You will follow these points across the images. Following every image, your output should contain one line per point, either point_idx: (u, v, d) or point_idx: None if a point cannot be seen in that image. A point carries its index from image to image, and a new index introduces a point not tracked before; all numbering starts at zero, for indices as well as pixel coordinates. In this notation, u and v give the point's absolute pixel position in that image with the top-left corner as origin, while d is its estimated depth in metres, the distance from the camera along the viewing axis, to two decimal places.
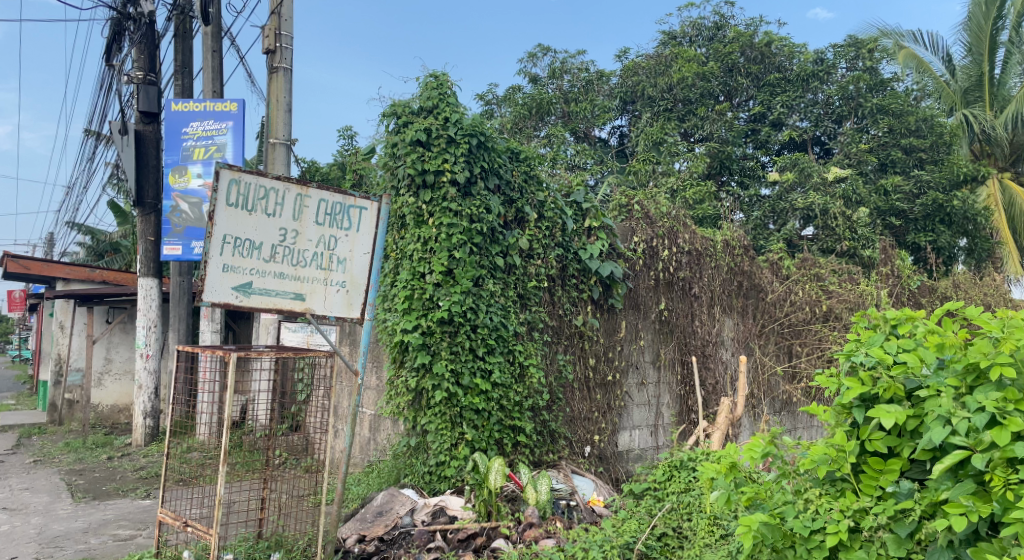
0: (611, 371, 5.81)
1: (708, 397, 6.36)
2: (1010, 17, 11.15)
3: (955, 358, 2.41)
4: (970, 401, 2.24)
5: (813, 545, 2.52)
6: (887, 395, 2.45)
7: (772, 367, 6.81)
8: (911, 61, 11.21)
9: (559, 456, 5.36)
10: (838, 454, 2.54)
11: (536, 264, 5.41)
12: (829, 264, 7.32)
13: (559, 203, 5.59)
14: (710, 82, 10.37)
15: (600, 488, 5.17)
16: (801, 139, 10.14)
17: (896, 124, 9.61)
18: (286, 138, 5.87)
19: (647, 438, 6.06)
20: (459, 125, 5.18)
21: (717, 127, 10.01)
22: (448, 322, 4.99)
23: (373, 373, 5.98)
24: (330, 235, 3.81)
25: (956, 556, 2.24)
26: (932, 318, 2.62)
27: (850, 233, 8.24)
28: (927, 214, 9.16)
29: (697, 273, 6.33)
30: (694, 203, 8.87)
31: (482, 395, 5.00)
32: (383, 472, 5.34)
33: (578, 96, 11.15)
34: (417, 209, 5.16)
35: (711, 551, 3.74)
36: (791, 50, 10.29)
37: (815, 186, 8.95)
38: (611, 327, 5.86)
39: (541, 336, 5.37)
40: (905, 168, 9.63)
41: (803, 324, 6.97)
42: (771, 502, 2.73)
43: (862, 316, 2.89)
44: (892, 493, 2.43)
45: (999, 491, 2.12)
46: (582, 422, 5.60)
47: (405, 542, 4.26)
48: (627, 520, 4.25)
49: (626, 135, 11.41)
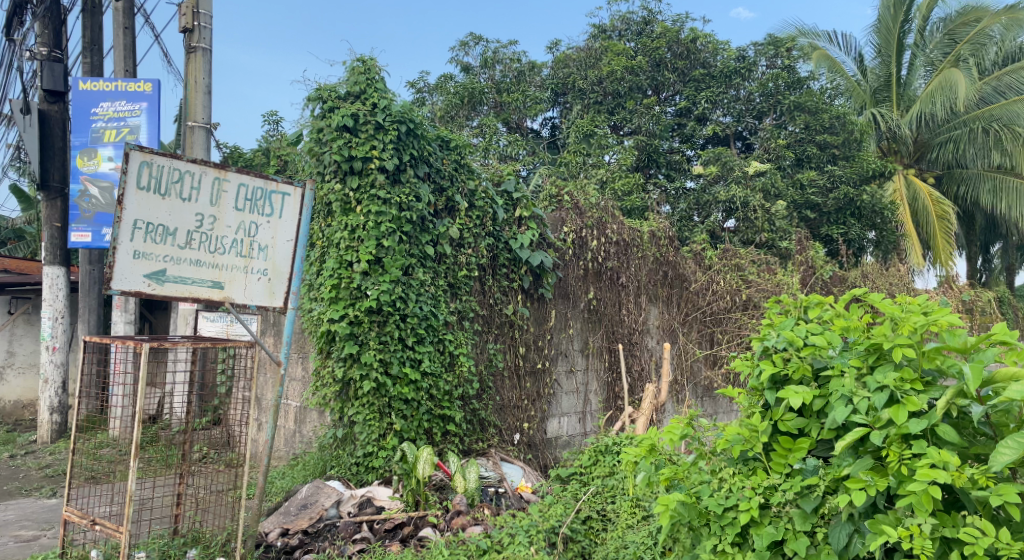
0: (541, 359, 5.87)
1: (634, 384, 6.52)
2: (915, 21, 11.94)
3: (858, 341, 2.55)
4: (871, 381, 2.38)
5: (726, 522, 2.64)
6: (797, 376, 2.58)
7: (695, 353, 7.02)
8: (824, 62, 11.78)
9: (488, 444, 5.40)
10: (751, 434, 2.67)
11: (466, 253, 5.40)
12: (749, 255, 7.63)
13: (489, 192, 5.58)
14: (638, 76, 10.55)
15: (528, 474, 5.24)
16: (724, 134, 10.44)
17: (812, 121, 10.00)
18: (206, 121, 5.65)
19: (575, 425, 6.17)
20: (388, 111, 5.10)
21: (645, 120, 10.22)
22: (377, 311, 4.94)
23: (298, 365, 5.85)
24: (250, 222, 3.70)
25: (856, 528, 2.38)
26: (840, 304, 2.76)
27: (768, 225, 8.76)
28: (838, 208, 9.68)
29: (625, 263, 6.45)
30: (623, 194, 9.05)
31: (411, 385, 4.97)
32: (309, 464, 5.26)
33: (509, 86, 11.17)
34: (344, 197, 5.07)
35: (632, 532, 3.85)
36: (715, 47, 10.60)
37: (736, 180, 9.28)
38: (541, 316, 5.91)
39: (471, 325, 5.38)
40: (820, 163, 10.09)
41: (723, 313, 7.20)
42: (688, 482, 2.87)
43: (775, 302, 3.03)
44: (799, 470, 2.56)
45: (894, 466, 2.26)
46: (512, 410, 5.65)
47: (329, 534, 4.20)
48: (553, 504, 4.31)
49: (558, 127, 11.52)
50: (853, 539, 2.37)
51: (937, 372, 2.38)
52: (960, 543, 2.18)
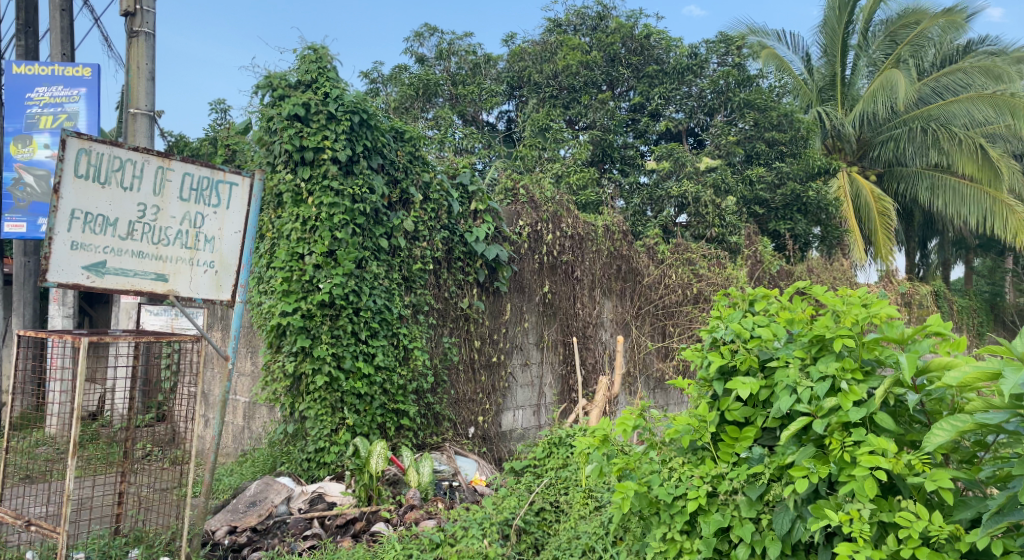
0: (496, 352, 5.87)
1: (588, 376, 6.57)
2: (858, 23, 12.35)
3: (802, 332, 2.62)
4: (814, 371, 2.45)
5: (676, 510, 2.70)
6: (744, 367, 2.65)
7: (647, 346, 7.11)
8: (773, 61, 12.02)
9: (443, 438, 5.38)
10: (700, 424, 2.73)
11: (421, 246, 5.36)
12: (699, 249, 7.78)
13: (445, 184, 5.55)
14: (593, 71, 10.63)
15: (482, 467, 5.25)
16: (676, 130, 10.59)
17: (761, 118, 10.20)
18: (149, 108, 5.49)
19: (530, 418, 6.20)
20: (340, 101, 5.01)
21: (599, 115, 10.32)
22: (329, 305, 4.87)
23: (247, 359, 5.73)
24: (195, 212, 3.59)
25: (799, 514, 2.44)
26: (785, 296, 2.83)
27: (719, 220, 8.93)
28: (786, 204, 9.97)
29: (580, 256, 6.49)
30: (578, 189, 9.10)
31: (364, 379, 4.91)
32: (258, 460, 5.19)
33: (465, 79, 11.12)
34: (295, 187, 4.98)
35: (584, 522, 3.87)
36: (668, 43, 10.71)
37: (688, 175, 9.43)
38: (496, 309, 5.91)
39: (425, 319, 5.33)
40: (769, 160, 10.28)
41: (675, 306, 7.31)
42: (639, 471, 2.91)
43: (724, 294, 3.09)
44: (746, 459, 2.62)
45: (836, 453, 2.34)
46: (466, 403, 5.63)
47: (279, 531, 4.13)
48: (507, 497, 4.33)
49: (513, 120, 11.52)
50: (796, 524, 2.44)
51: (875, 362, 2.48)
52: (896, 526, 2.26)
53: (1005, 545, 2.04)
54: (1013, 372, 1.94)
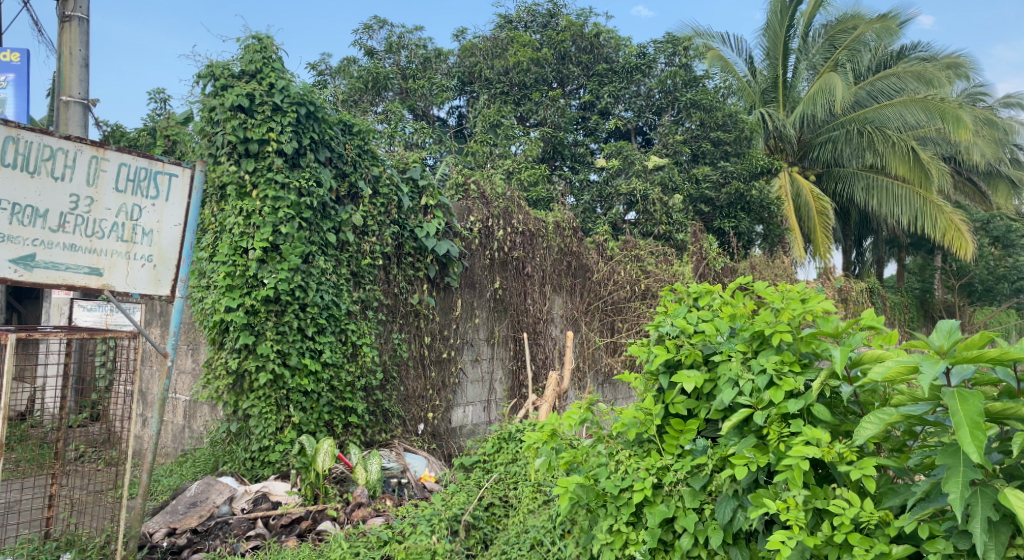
0: (446, 348, 5.84)
1: (538, 371, 6.59)
2: (799, 27, 12.67)
3: (744, 327, 2.70)
4: (755, 364, 2.53)
5: (622, 502, 2.75)
6: (688, 361, 2.73)
7: (596, 342, 7.18)
8: (718, 63, 12.34)
9: (391, 435, 5.33)
10: (645, 417, 2.79)
11: (370, 241, 5.29)
12: (647, 246, 7.88)
13: (395, 179, 5.49)
14: (544, 68, 10.67)
15: (432, 464, 5.21)
16: (625, 129, 10.73)
17: (707, 118, 10.43)
18: (82, 96, 5.26)
19: (479, 413, 6.20)
20: (286, 92, 4.91)
21: (550, 112, 10.38)
22: (274, 300, 4.77)
23: (188, 357, 5.57)
24: (132, 205, 3.46)
25: (740, 503, 2.51)
26: (727, 291, 2.91)
27: (666, 217, 9.15)
28: (730, 202, 10.21)
29: (530, 252, 6.50)
30: (529, 185, 9.13)
31: (311, 376, 4.83)
32: (199, 460, 5.05)
33: (415, 73, 11.01)
34: (239, 180, 4.86)
35: (533, 517, 3.88)
36: (618, 43, 10.83)
37: (637, 173, 9.57)
38: (446, 305, 5.88)
39: (374, 315, 5.27)
40: (713, 159, 10.48)
41: (624, 302, 7.39)
42: (586, 465, 2.95)
43: (670, 290, 3.16)
44: (690, 450, 2.69)
45: (774, 443, 2.42)
46: (416, 400, 5.59)
47: (221, 531, 4.03)
48: (456, 493, 4.32)
49: (464, 116, 11.48)
50: (737, 513, 2.50)
51: (812, 355, 2.56)
52: (830, 513, 2.34)
53: (931, 529, 2.14)
54: (930, 365, 2.05)
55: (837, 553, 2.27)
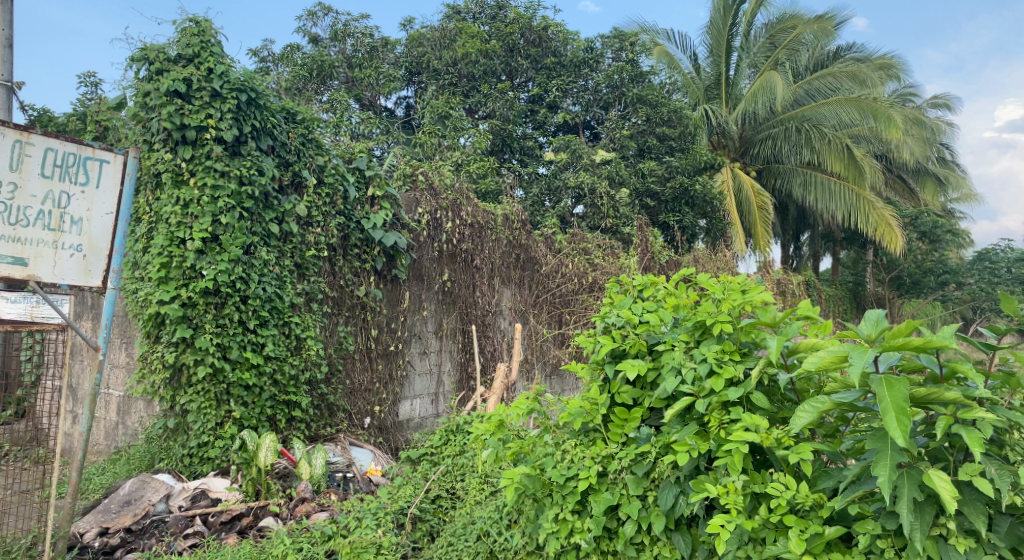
0: (393, 341, 5.78)
1: (487, 364, 6.56)
2: (742, 24, 12.86)
3: (686, 317, 2.77)
4: (696, 354, 2.60)
5: (567, 490, 2.78)
6: (633, 350, 2.78)
7: (544, 334, 7.20)
8: (664, 59, 12.54)
9: (337, 429, 5.25)
10: (591, 407, 2.84)
11: (315, 232, 5.19)
12: (594, 239, 7.94)
13: (340, 168, 5.39)
14: (492, 60, 10.61)
15: (378, 457, 5.16)
16: (573, 123, 10.79)
17: (652, 114, 10.59)
18: (8, 79, 4.97)
19: (427, 406, 6.16)
20: (225, 78, 4.77)
21: (498, 105, 10.34)
22: (213, 293, 4.63)
23: (122, 351, 5.36)
24: (59, 191, 3.31)
25: (682, 489, 2.57)
26: (671, 283, 2.98)
27: (613, 212, 9.26)
28: (675, 197, 10.42)
29: (479, 245, 6.46)
30: (477, 177, 9.11)
31: (253, 370, 4.71)
32: (134, 458, 4.88)
33: (362, 62, 10.83)
34: (175, 167, 4.70)
35: (480, 507, 3.88)
36: (565, 36, 10.81)
37: (585, 167, 9.66)
38: (394, 298, 5.81)
39: (319, 308, 5.18)
40: (659, 154, 10.69)
41: (572, 294, 7.43)
42: (533, 455, 2.97)
43: (616, 282, 3.21)
44: (634, 438, 2.74)
45: (715, 431, 2.48)
46: (363, 393, 5.52)
47: (157, 530, 3.90)
48: (403, 486, 4.30)
49: (412, 107, 11.36)
50: (679, 499, 2.56)
51: (752, 345, 2.64)
52: (766, 497, 2.42)
53: (862, 511, 2.23)
54: (860, 354, 2.14)
55: (773, 535, 2.34)
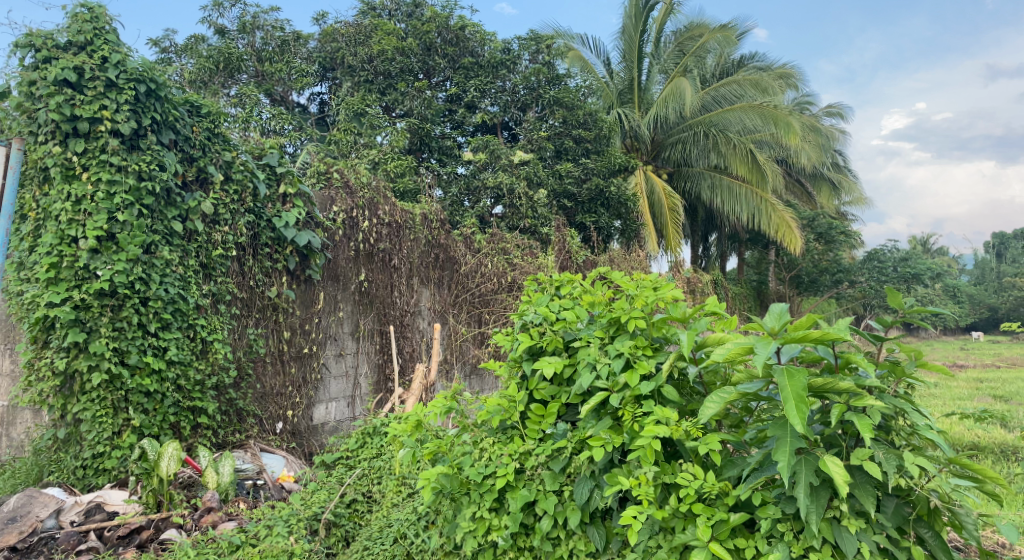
0: (307, 343, 5.60)
1: (405, 365, 6.31)
2: (652, 33, 13.33)
3: (601, 314, 2.83)
4: (611, 349, 2.67)
5: (484, 488, 2.79)
6: (550, 347, 2.84)
7: (464, 333, 6.98)
8: (578, 63, 12.77)
9: (247, 435, 5.05)
10: (509, 404, 2.87)
11: (222, 231, 4.98)
12: (514, 239, 7.80)
13: (249, 164, 5.18)
14: (409, 58, 10.43)
15: (290, 463, 4.99)
16: (492, 123, 10.81)
17: (569, 116, 10.76)
18: None
19: (343, 410, 5.94)
20: (122, 67, 4.52)
21: (415, 103, 10.24)
22: (109, 294, 4.38)
23: (6, 357, 4.98)
24: None
25: (596, 483, 2.62)
26: (587, 280, 3.04)
27: (532, 212, 9.47)
28: (591, 198, 10.66)
29: (397, 244, 6.28)
30: (395, 176, 9.00)
31: (154, 376, 4.48)
32: (19, 471, 4.51)
33: (272, 56, 10.47)
34: (66, 161, 4.42)
35: (397, 510, 3.84)
36: (483, 37, 10.77)
37: (503, 167, 9.72)
38: (307, 299, 5.65)
39: (227, 310, 4.97)
40: (575, 156, 10.90)
41: (491, 294, 7.20)
42: (451, 454, 2.95)
43: (533, 279, 3.25)
44: (550, 435, 2.78)
45: (628, 424, 2.55)
46: (274, 398, 5.32)
47: (47, 547, 3.67)
48: (316, 491, 4.19)
49: (326, 103, 11.08)
50: (594, 492, 2.62)
51: (663, 339, 2.73)
52: (676, 487, 2.50)
53: (764, 497, 2.34)
54: (764, 346, 2.25)
55: (682, 524, 2.43)
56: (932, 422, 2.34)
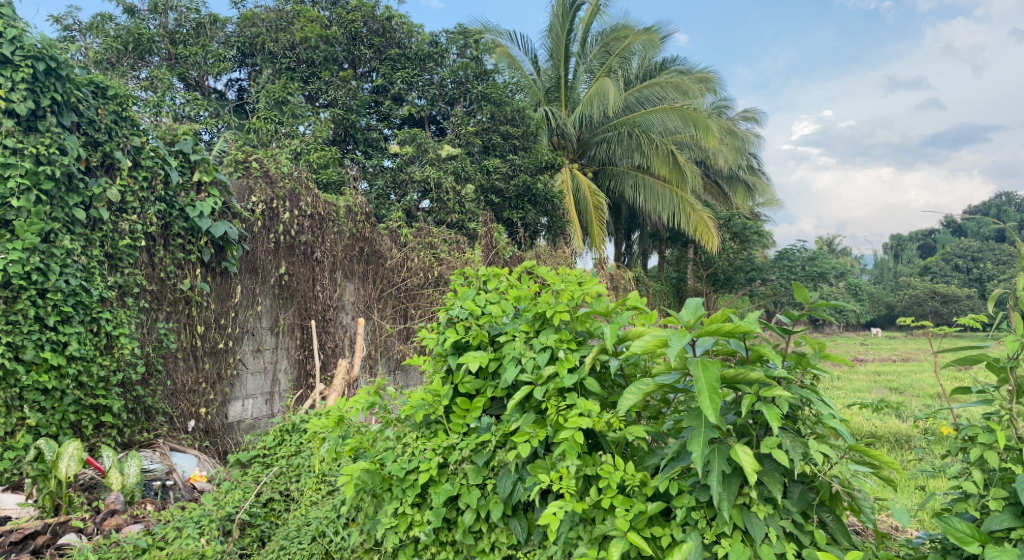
0: (222, 338, 5.38)
1: (327, 361, 6.15)
2: (578, 32, 13.51)
3: (526, 308, 2.85)
4: (536, 343, 2.69)
5: (407, 484, 2.76)
6: (476, 341, 2.84)
7: (389, 328, 6.83)
8: (505, 59, 12.83)
9: (155, 435, 4.80)
10: (434, 399, 2.84)
11: (129, 220, 4.72)
12: (441, 234, 7.69)
13: (160, 150, 4.94)
14: (333, 47, 10.15)
15: (203, 462, 4.79)
16: (419, 116, 10.70)
17: (497, 112, 10.74)
18: None
19: (261, 407, 5.71)
20: (18, 43, 4.29)
21: (340, 93, 9.99)
22: (3, 285, 4.11)
23: None
24: None
25: (519, 476, 2.64)
26: (513, 275, 3.04)
27: (459, 207, 9.47)
28: (518, 194, 10.72)
29: (319, 237, 6.13)
30: (318, 167, 8.81)
31: (53, 372, 4.23)
32: None
33: (187, 39, 10.00)
34: None
35: (316, 508, 3.74)
36: (410, 29, 10.60)
37: (431, 161, 9.65)
38: (224, 292, 5.42)
39: (135, 303, 4.72)
40: (503, 152, 10.91)
41: (417, 288, 7.08)
42: (373, 450, 2.91)
43: (460, 273, 3.23)
44: (475, 429, 2.78)
45: (552, 417, 2.58)
46: (186, 395, 5.07)
47: None
48: (230, 491, 4.04)
49: (245, 90, 10.67)
50: (516, 486, 2.63)
51: (586, 333, 2.77)
52: (597, 478, 2.55)
53: (681, 486, 2.42)
54: (679, 338, 2.33)
55: (602, 515, 2.47)
56: (836, 411, 2.46)
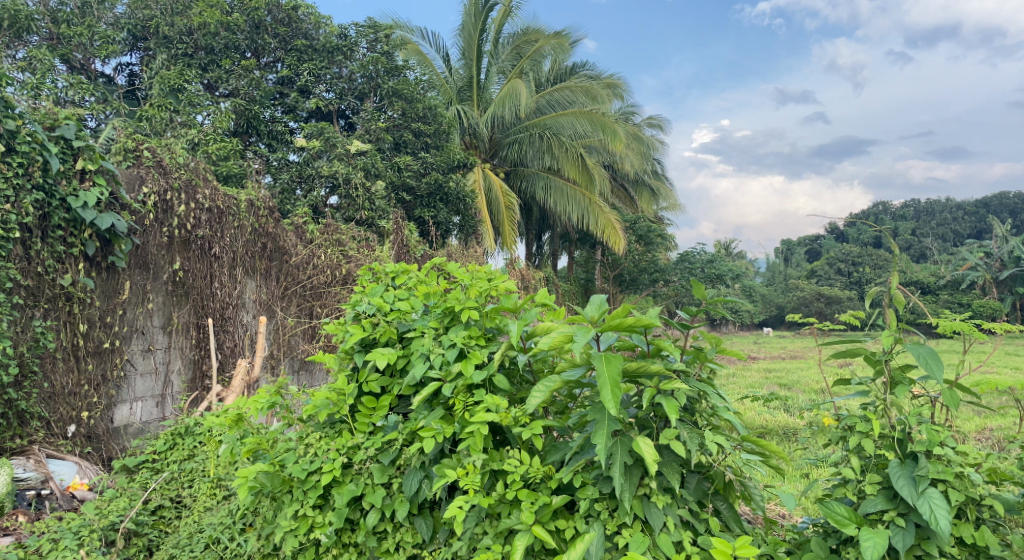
0: (108, 337, 5.02)
1: (224, 361, 5.85)
2: (490, 32, 13.50)
3: (436, 304, 2.84)
4: (445, 339, 2.68)
5: (309, 485, 2.67)
6: (384, 338, 2.79)
7: (293, 327, 6.59)
8: (414, 57, 12.69)
9: (30, 441, 4.45)
10: (338, 397, 2.76)
11: (1, 209, 4.35)
12: (349, 231, 7.51)
13: (39, 135, 4.54)
14: (235, 34, 9.62)
15: (84, 470, 4.46)
16: (327, 110, 10.40)
17: (408, 109, 10.60)
18: None
19: (151, 410, 5.37)
20: None
21: (242, 83, 9.54)
22: None
23: None
24: None
25: (426, 473, 2.61)
26: (422, 271, 3.01)
27: (368, 204, 9.32)
28: (430, 192, 10.62)
29: (218, 232, 5.84)
30: (217, 159, 8.41)
31: None
32: None
33: (71, 18, 9.33)
34: None
35: (210, 515, 3.57)
36: (317, 20, 10.28)
37: (339, 156, 9.37)
38: (110, 288, 5.06)
39: (9, 299, 4.36)
40: (415, 149, 10.79)
41: (323, 286, 6.88)
42: (273, 451, 2.82)
43: (369, 269, 3.17)
44: (381, 427, 2.73)
45: (459, 413, 2.56)
46: (66, 398, 4.70)
47: None
48: (114, 499, 3.79)
49: (137, 76, 10.04)
50: (423, 483, 2.61)
51: (496, 329, 2.78)
52: (504, 473, 2.55)
53: (585, 479, 2.47)
54: (583, 333, 2.37)
55: (507, 509, 2.49)
56: (730, 404, 2.58)
